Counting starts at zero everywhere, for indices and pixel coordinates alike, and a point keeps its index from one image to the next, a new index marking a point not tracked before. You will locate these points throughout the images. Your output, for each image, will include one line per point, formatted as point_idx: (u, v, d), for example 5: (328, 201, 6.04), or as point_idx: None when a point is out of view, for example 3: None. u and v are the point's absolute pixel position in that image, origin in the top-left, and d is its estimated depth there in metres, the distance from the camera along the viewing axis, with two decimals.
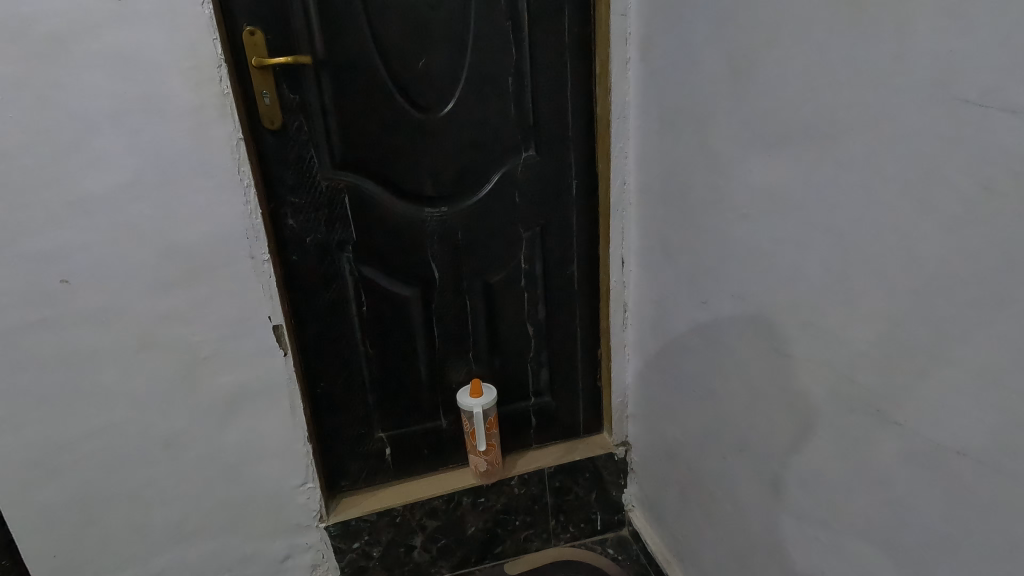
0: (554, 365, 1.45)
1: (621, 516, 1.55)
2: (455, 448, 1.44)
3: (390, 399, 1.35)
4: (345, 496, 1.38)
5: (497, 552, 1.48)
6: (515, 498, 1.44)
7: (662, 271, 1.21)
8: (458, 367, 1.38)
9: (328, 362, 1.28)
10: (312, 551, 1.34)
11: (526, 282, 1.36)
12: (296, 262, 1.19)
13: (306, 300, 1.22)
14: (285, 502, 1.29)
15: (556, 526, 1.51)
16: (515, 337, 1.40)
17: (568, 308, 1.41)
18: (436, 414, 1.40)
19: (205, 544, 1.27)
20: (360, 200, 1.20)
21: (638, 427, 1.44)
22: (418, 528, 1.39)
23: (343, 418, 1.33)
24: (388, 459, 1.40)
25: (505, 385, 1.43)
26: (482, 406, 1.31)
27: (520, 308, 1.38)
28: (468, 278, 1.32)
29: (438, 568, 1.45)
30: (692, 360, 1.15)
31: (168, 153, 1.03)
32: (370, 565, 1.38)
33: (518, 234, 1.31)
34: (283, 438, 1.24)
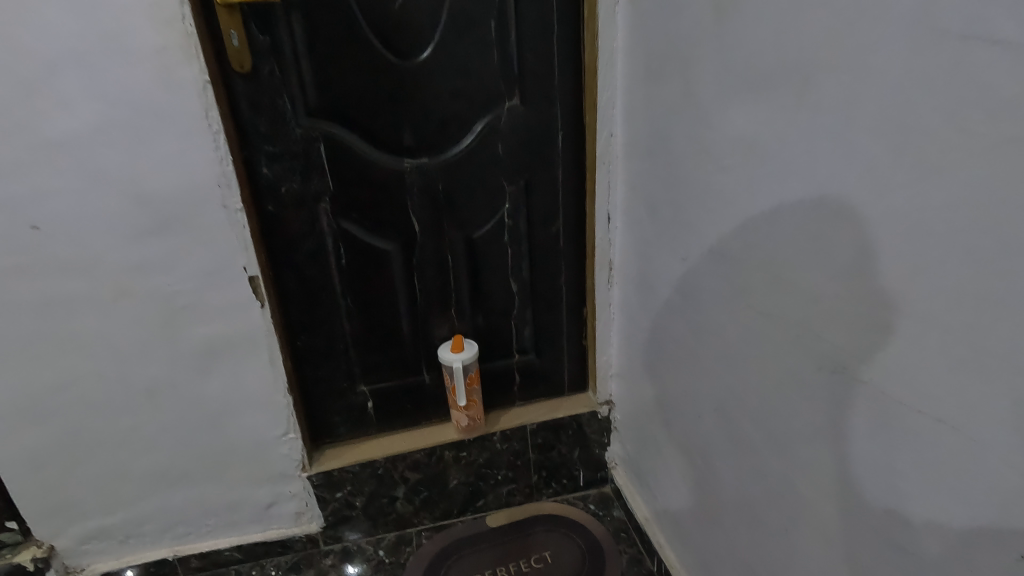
0: (539, 324, 1.44)
1: (603, 473, 1.57)
2: (438, 403, 1.44)
3: (372, 353, 1.35)
4: (329, 448, 1.40)
5: (480, 505, 1.50)
6: (497, 454, 1.45)
7: (647, 230, 1.18)
8: (441, 322, 1.37)
9: (309, 315, 1.27)
10: (296, 500, 1.37)
11: (510, 238, 1.33)
12: (273, 212, 1.17)
13: (285, 252, 1.21)
14: (268, 453, 1.30)
15: (539, 481, 1.52)
16: (499, 294, 1.39)
17: (554, 266, 1.39)
18: (419, 368, 1.40)
19: (190, 490, 1.30)
20: (337, 150, 1.16)
21: (622, 386, 1.44)
22: (401, 480, 1.41)
23: (325, 371, 1.33)
24: (371, 413, 1.41)
25: (488, 342, 1.43)
26: (463, 361, 1.30)
27: (504, 265, 1.36)
28: (450, 233, 1.29)
29: (420, 519, 1.48)
30: (673, 320, 1.13)
31: (134, 97, 0.99)
32: (353, 514, 1.41)
33: (502, 189, 1.28)
34: (264, 389, 1.25)
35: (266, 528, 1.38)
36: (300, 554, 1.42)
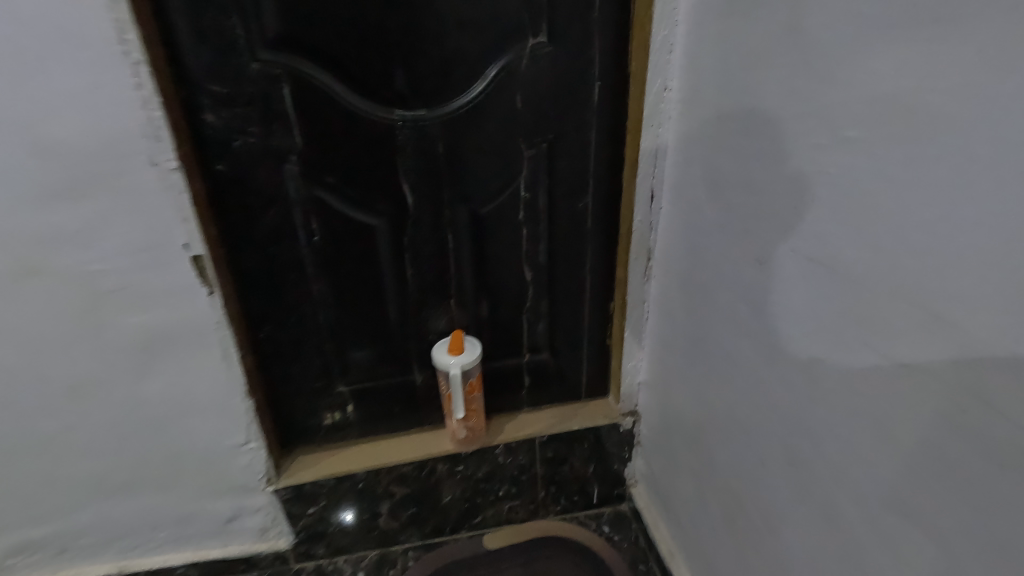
0: (554, 318, 1.19)
1: (621, 490, 1.35)
2: (431, 407, 1.22)
3: (351, 348, 1.12)
4: (301, 455, 1.19)
5: (477, 522, 1.30)
6: (499, 467, 1.24)
7: (702, 216, 0.91)
8: (437, 314, 1.13)
9: (273, 302, 1.03)
10: (262, 514, 1.16)
11: (526, 215, 1.07)
12: (223, 174, 0.91)
13: (241, 224, 0.95)
14: (226, 463, 1.09)
15: (546, 498, 1.31)
16: (508, 283, 1.14)
17: (577, 251, 1.13)
18: (409, 367, 1.17)
19: (133, 501, 1.09)
20: (306, 94, 0.89)
21: (651, 397, 1.20)
22: (385, 495, 1.20)
23: (295, 368, 1.10)
24: (351, 415, 1.19)
25: (492, 339, 1.19)
26: (462, 365, 1.07)
27: (516, 247, 1.10)
28: (451, 207, 1.03)
29: (407, 536, 1.28)
30: (728, 335, 0.88)
31: (17, 8, 0.71)
32: (329, 531, 1.21)
33: (518, 153, 1.01)
34: (217, 391, 1.02)
35: (227, 543, 1.19)
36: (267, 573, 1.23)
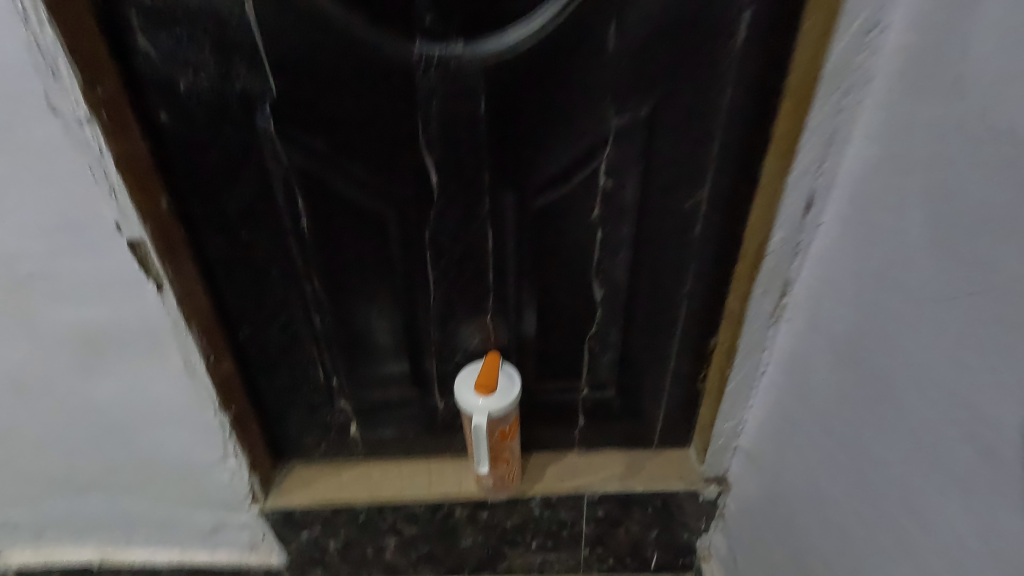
0: (628, 351, 0.87)
1: (687, 560, 1.06)
2: (455, 436, 0.97)
3: (356, 359, 0.87)
4: (296, 471, 0.98)
5: (501, 569, 1.07)
6: (533, 519, 0.98)
7: (893, 263, 0.54)
8: (468, 331, 0.84)
9: (251, 299, 0.78)
10: (249, 530, 0.99)
11: (602, 212, 0.73)
12: (169, 128, 0.64)
13: (202, 198, 0.69)
14: (202, 478, 0.90)
15: (588, 555, 1.05)
16: (568, 300, 0.82)
17: (673, 268, 0.78)
18: (429, 388, 0.91)
19: (107, 499, 0.95)
20: (280, 14, 0.58)
21: (750, 475, 0.87)
22: (391, 531, 0.99)
23: (286, 377, 0.87)
24: (354, 435, 0.96)
25: (541, 367, 0.89)
26: (489, 413, 0.79)
27: (584, 255, 0.77)
28: (495, 194, 0.71)
29: (418, 572, 1.07)
30: (911, 471, 0.52)
31: None
32: (326, 556, 1.03)
33: (599, 121, 0.66)
34: (183, 403, 0.81)
35: (214, 550, 1.03)
36: None
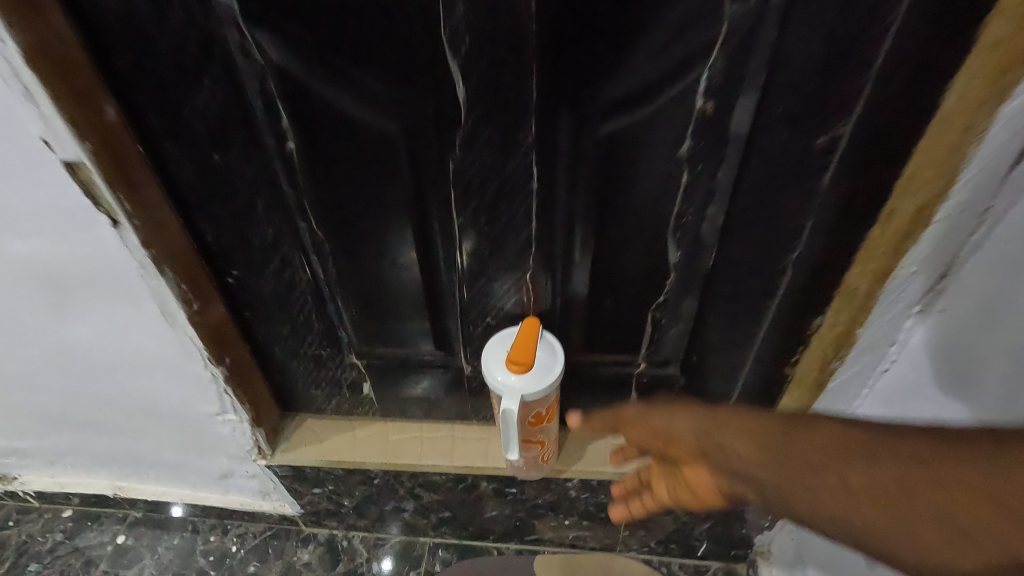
0: (701, 325, 0.69)
1: (741, 551, 0.93)
2: (483, 401, 0.84)
3: (368, 312, 0.73)
4: (308, 424, 0.88)
5: (530, 539, 0.97)
6: (567, 498, 0.86)
7: None
8: (502, 290, 0.68)
9: (236, 238, 0.63)
10: (259, 479, 0.91)
11: (692, 146, 0.53)
12: (99, 6, 0.46)
13: (158, 107, 0.52)
14: (202, 429, 0.81)
15: (628, 536, 0.93)
16: (633, 259, 0.63)
17: (782, 230, 0.57)
18: (455, 349, 0.76)
19: (109, 439, 0.88)
20: None
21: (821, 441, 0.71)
22: (409, 494, 0.89)
23: (286, 328, 0.74)
24: (370, 392, 0.84)
25: (589, 336, 0.72)
26: (522, 397, 0.64)
27: (660, 202, 0.58)
28: (545, 117, 0.52)
29: (439, 532, 0.99)
30: None
31: None
32: (342, 510, 0.95)
33: (703, 10, 0.44)
34: (169, 353, 0.70)
35: (226, 492, 0.97)
36: (273, 529, 1.02)
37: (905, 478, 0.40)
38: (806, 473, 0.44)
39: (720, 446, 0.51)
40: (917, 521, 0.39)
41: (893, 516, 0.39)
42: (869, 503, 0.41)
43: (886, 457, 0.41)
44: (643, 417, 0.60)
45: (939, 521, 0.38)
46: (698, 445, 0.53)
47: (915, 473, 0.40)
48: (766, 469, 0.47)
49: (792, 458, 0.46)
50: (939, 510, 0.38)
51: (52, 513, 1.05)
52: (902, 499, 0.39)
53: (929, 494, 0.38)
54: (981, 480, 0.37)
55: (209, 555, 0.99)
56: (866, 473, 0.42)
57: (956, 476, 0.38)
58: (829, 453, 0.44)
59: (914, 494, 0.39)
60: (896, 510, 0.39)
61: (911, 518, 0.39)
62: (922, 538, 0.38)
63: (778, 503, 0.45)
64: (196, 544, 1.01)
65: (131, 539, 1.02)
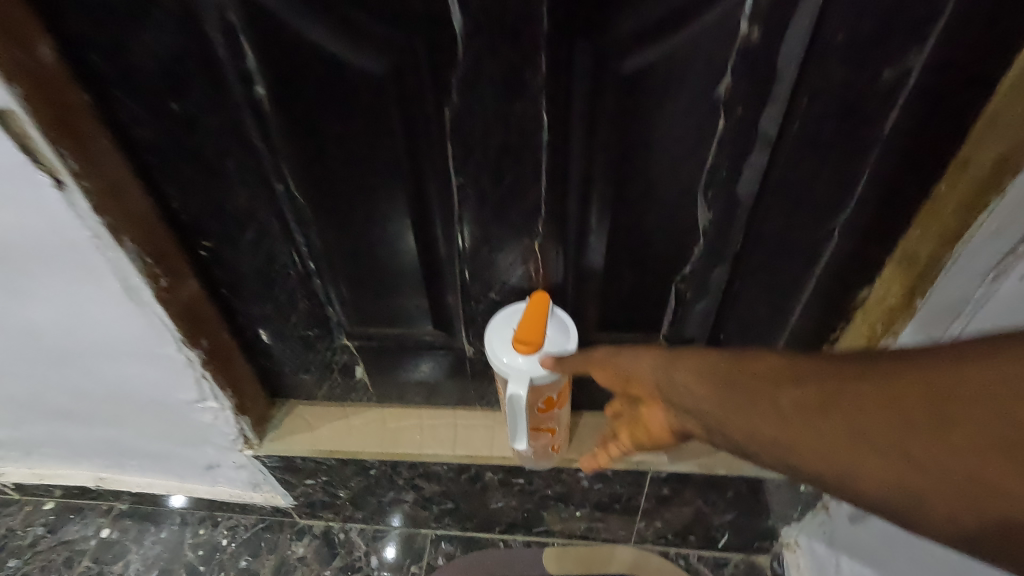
0: (731, 299, 0.61)
1: (765, 543, 0.86)
2: (488, 386, 0.77)
3: (358, 288, 0.65)
4: (298, 411, 0.81)
5: (539, 531, 0.91)
6: (580, 488, 0.79)
7: None
8: (507, 261, 0.60)
9: (206, 204, 0.56)
10: (247, 470, 0.85)
11: (731, 86, 0.45)
12: None
13: (103, 46, 0.45)
14: (181, 418, 0.75)
15: (644, 528, 0.87)
16: (657, 224, 0.56)
17: (832, 185, 0.50)
18: (455, 329, 0.69)
19: (85, 429, 0.81)
20: None
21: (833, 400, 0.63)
22: (408, 485, 0.83)
23: (268, 307, 0.67)
24: (364, 376, 0.77)
25: (605, 313, 0.65)
26: (532, 380, 0.57)
27: (690, 156, 0.50)
28: (559, 51, 0.44)
29: (442, 524, 0.92)
30: None
31: None
32: (337, 502, 0.89)
33: None
34: (137, 335, 0.63)
35: (214, 484, 0.91)
36: (266, 521, 0.96)
37: (868, 405, 0.35)
38: (762, 406, 0.40)
39: (674, 382, 0.46)
40: (879, 453, 0.34)
41: (854, 447, 0.35)
42: (808, 429, 0.37)
43: (851, 386, 0.37)
44: (610, 358, 0.53)
45: (901, 449, 0.34)
46: (653, 382, 0.48)
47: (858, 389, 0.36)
48: (721, 406, 0.42)
49: (746, 391, 0.41)
50: (907, 438, 0.34)
51: (33, 506, 0.99)
52: (864, 429, 0.35)
53: (896, 420, 0.34)
54: (940, 393, 0.33)
55: (198, 549, 0.94)
56: (803, 395, 0.38)
57: (920, 398, 0.34)
58: (790, 384, 0.39)
59: (877, 421, 0.35)
60: (860, 442, 0.35)
61: (873, 451, 0.35)
62: (883, 470, 0.34)
63: (736, 442, 0.41)
64: (184, 537, 0.95)
65: (115, 533, 0.96)
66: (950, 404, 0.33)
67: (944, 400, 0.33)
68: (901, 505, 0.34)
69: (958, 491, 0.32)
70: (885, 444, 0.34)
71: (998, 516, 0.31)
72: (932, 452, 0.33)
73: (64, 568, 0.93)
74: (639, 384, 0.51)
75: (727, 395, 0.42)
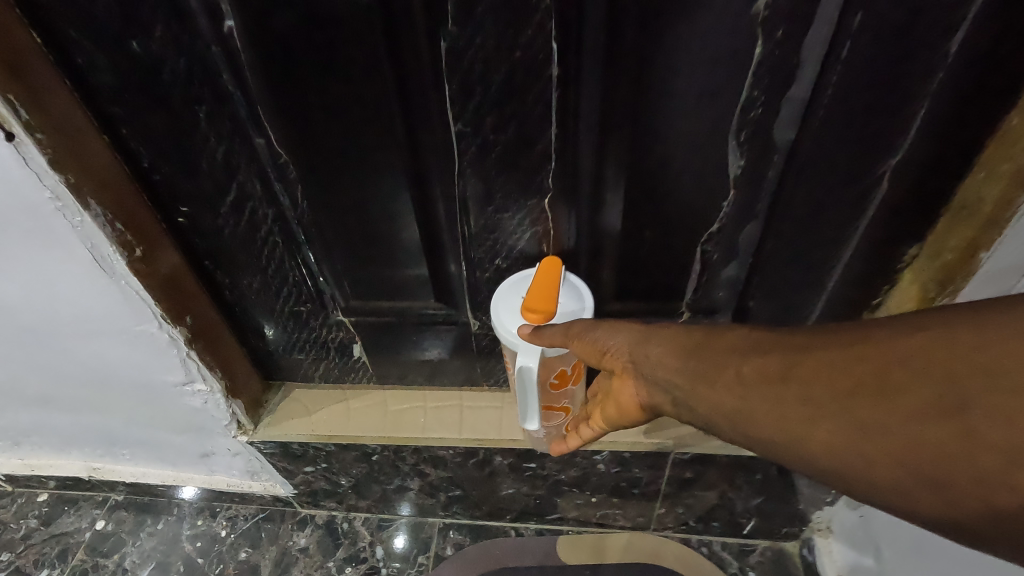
0: (762, 261, 0.56)
1: (793, 529, 0.81)
2: (495, 364, 0.71)
3: (352, 258, 0.60)
4: (295, 395, 0.77)
5: (552, 518, 0.86)
6: (596, 472, 0.74)
7: None
8: (514, 223, 0.55)
9: (180, 164, 0.50)
10: (243, 457, 0.80)
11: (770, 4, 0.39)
12: None
13: None
14: (169, 403, 0.70)
15: (664, 514, 0.82)
16: (681, 177, 0.50)
17: (883, 122, 0.44)
18: (460, 302, 0.64)
19: (71, 416, 0.77)
20: None
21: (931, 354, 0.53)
22: (413, 471, 0.78)
23: (256, 281, 0.61)
24: (362, 355, 0.72)
25: (622, 281, 0.59)
26: (543, 352, 0.51)
27: (720, 93, 0.44)
28: None
29: (449, 513, 0.88)
30: None
31: None
32: (339, 490, 0.85)
33: None
34: (114, 312, 0.58)
35: (210, 472, 0.87)
36: (267, 511, 0.92)
37: (868, 361, 0.32)
38: (727, 378, 0.39)
39: (646, 357, 0.45)
40: (832, 420, 0.33)
41: (809, 415, 0.35)
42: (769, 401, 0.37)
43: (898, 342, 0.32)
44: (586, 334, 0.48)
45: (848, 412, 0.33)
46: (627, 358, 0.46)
47: (901, 341, 0.32)
48: (691, 379, 0.41)
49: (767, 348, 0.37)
50: (857, 405, 0.33)
51: (27, 498, 0.96)
52: (818, 396, 0.34)
53: (847, 387, 0.33)
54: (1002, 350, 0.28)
55: (196, 541, 0.90)
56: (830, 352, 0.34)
57: (871, 364, 0.33)
58: (756, 354, 0.38)
59: (830, 389, 0.34)
60: (815, 410, 0.34)
61: (828, 419, 0.34)
62: (834, 437, 0.33)
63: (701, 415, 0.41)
64: (181, 529, 0.91)
65: (110, 525, 0.92)
66: (899, 368, 0.32)
67: (893, 366, 0.32)
68: (853, 471, 0.33)
69: (905, 456, 0.31)
70: (837, 411, 0.33)
71: (943, 478, 0.29)
72: (880, 417, 0.32)
73: (57, 561, 0.89)
74: (611, 360, 0.47)
75: (694, 368, 0.42)
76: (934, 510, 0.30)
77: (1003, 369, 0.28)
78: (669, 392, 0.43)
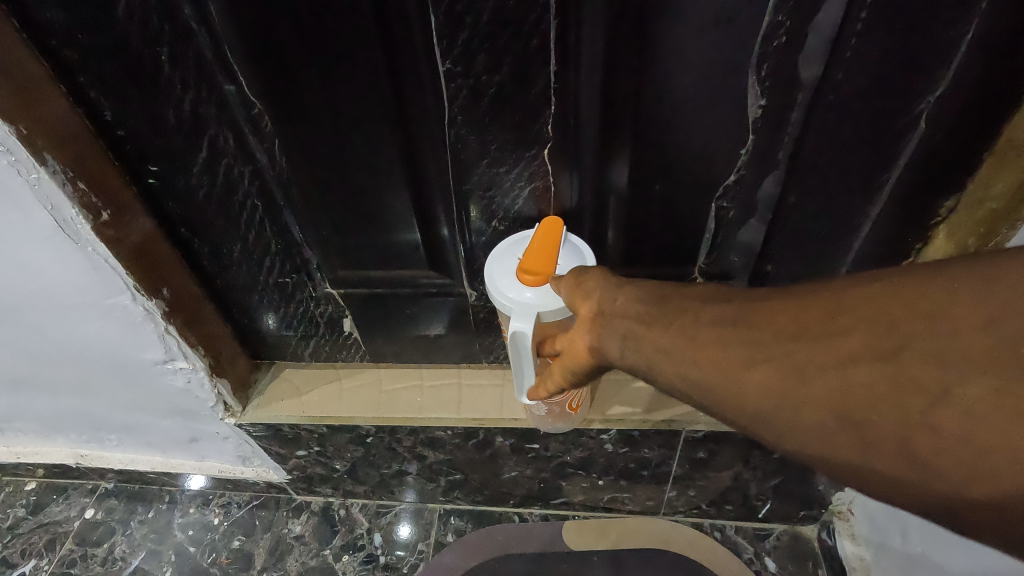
0: (782, 219, 0.51)
1: (812, 512, 0.77)
2: (495, 339, 0.67)
3: (339, 223, 0.56)
4: (285, 374, 0.73)
5: (558, 503, 0.82)
6: (603, 452, 0.70)
7: None
8: (512, 179, 0.51)
9: (145, 116, 0.46)
10: (233, 441, 0.77)
11: None
12: None
13: None
14: (151, 383, 0.66)
15: (675, 498, 0.77)
16: (692, 123, 0.45)
17: (924, 52, 0.39)
18: (456, 271, 0.60)
19: (51, 399, 0.74)
20: None
21: None
22: (410, 454, 0.74)
23: (236, 249, 0.57)
24: (354, 331, 0.68)
25: (628, 245, 0.55)
26: (540, 317, 0.47)
27: (736, 24, 0.40)
28: None
29: (450, 498, 0.84)
30: None
31: None
32: (335, 474, 0.81)
33: None
34: (83, 281, 0.54)
35: (200, 457, 0.84)
36: (261, 498, 0.88)
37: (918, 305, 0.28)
38: (678, 322, 0.34)
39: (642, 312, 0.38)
40: (774, 364, 0.30)
41: (749, 359, 0.31)
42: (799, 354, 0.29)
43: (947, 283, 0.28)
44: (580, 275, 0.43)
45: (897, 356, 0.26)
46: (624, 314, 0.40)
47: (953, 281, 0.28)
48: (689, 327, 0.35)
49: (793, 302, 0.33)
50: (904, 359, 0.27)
51: (15, 487, 0.93)
52: (766, 340, 0.30)
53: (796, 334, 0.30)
54: None
55: (188, 530, 0.86)
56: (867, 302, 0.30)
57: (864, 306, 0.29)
58: (740, 297, 0.33)
59: (810, 329, 0.30)
60: (757, 353, 0.31)
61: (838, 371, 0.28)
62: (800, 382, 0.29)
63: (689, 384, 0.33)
64: (173, 518, 0.88)
65: (100, 514, 0.89)
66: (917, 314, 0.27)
67: (879, 304, 0.28)
68: (793, 418, 0.29)
69: (844, 404, 0.27)
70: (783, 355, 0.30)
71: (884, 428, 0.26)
72: (825, 365, 0.28)
73: (45, 551, 0.86)
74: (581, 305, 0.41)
75: None
76: (861, 465, 0.27)
77: (959, 315, 0.25)
78: (617, 338, 0.37)
